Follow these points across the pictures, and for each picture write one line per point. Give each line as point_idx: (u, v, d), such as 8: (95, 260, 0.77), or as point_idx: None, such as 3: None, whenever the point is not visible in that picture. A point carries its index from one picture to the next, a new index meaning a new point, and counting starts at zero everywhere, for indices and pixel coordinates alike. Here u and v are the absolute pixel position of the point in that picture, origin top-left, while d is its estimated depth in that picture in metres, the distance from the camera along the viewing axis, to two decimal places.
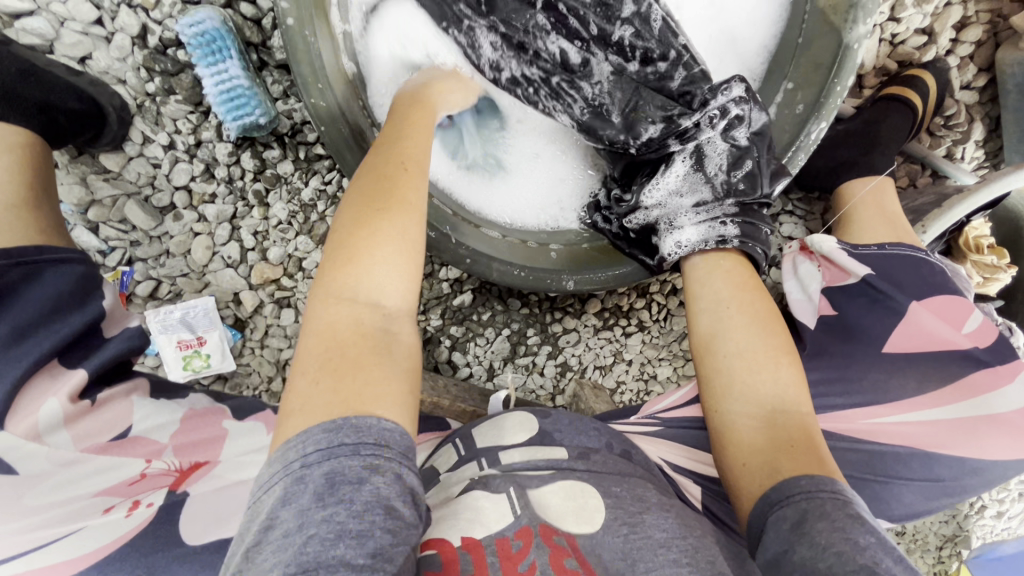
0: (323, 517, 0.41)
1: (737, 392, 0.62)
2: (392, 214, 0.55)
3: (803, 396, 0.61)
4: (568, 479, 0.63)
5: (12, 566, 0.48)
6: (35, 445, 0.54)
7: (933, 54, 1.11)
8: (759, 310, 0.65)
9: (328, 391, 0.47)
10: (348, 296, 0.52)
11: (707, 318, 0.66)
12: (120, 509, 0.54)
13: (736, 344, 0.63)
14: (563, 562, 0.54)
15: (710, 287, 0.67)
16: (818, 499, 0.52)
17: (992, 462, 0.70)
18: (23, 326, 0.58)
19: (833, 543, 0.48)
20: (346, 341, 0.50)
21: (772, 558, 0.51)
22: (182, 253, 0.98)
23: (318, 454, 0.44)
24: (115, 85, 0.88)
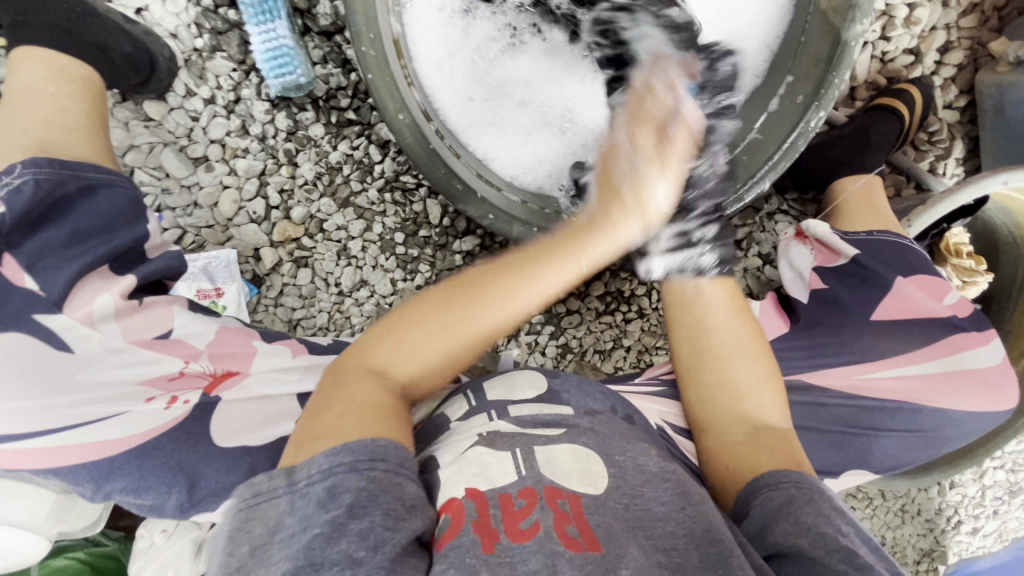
0: (327, 519, 0.47)
1: (721, 417, 0.71)
2: (471, 315, 0.63)
3: (782, 417, 0.70)
4: (576, 443, 0.62)
5: (67, 437, 0.55)
6: (89, 330, 0.58)
7: (919, 72, 1.21)
8: (740, 336, 0.73)
9: (342, 424, 0.55)
10: (382, 365, 0.63)
11: (684, 345, 0.74)
12: (160, 401, 0.60)
13: (720, 374, 0.72)
14: (564, 528, 0.53)
15: (704, 311, 0.73)
16: (803, 487, 0.59)
17: (966, 412, 0.79)
18: (80, 233, 0.61)
19: (817, 524, 0.54)
20: (369, 398, 0.59)
21: (754, 531, 0.58)
22: (210, 205, 1.02)
23: (317, 475, 0.51)
24: (166, 37, 0.94)
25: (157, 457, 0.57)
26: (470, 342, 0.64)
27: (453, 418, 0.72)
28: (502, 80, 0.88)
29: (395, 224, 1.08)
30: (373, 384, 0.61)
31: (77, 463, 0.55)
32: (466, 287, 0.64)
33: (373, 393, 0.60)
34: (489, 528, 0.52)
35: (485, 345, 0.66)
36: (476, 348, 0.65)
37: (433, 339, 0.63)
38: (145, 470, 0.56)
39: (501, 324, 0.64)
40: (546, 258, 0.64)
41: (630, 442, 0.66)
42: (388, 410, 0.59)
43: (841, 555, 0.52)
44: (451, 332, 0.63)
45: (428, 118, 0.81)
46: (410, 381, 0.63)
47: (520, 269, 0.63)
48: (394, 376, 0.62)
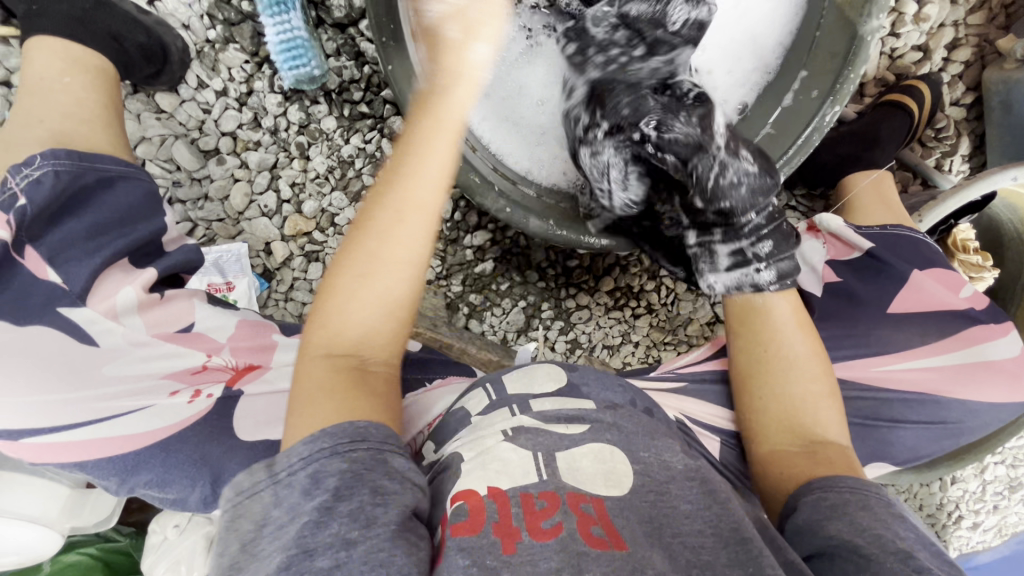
0: (314, 506, 0.48)
1: (778, 427, 0.72)
2: (377, 252, 0.62)
3: (838, 432, 0.72)
4: (598, 441, 0.63)
5: (93, 431, 0.54)
6: (113, 323, 0.57)
7: (927, 69, 1.21)
8: (801, 350, 0.75)
9: (314, 413, 0.54)
10: (327, 342, 0.60)
11: (746, 355, 0.77)
12: (184, 394, 0.59)
13: (783, 385, 0.73)
14: (588, 528, 0.54)
15: (766, 325, 0.76)
16: (861, 494, 0.61)
17: (983, 404, 0.79)
18: (101, 225, 0.60)
19: (872, 526, 0.56)
20: (324, 379, 0.58)
21: (802, 525, 0.60)
22: (221, 198, 1.01)
23: (297, 463, 0.51)
24: (179, 28, 0.93)
25: (183, 449, 0.56)
26: (398, 272, 0.62)
27: (473, 412, 0.71)
28: (516, 76, 0.89)
29: None
30: (332, 360, 0.60)
31: (101, 456, 0.54)
32: (358, 232, 0.63)
33: (333, 369, 0.59)
34: (510, 528, 0.53)
35: (416, 269, 0.64)
36: (408, 273, 0.63)
37: (363, 290, 0.62)
38: (170, 462, 0.56)
39: (410, 233, 0.63)
40: (414, 140, 0.63)
41: (649, 434, 0.66)
42: (350, 380, 0.59)
43: (897, 556, 0.53)
44: (366, 279, 0.61)
45: None
46: (368, 348, 0.62)
47: (394, 183, 0.63)
48: (348, 340, 0.61)
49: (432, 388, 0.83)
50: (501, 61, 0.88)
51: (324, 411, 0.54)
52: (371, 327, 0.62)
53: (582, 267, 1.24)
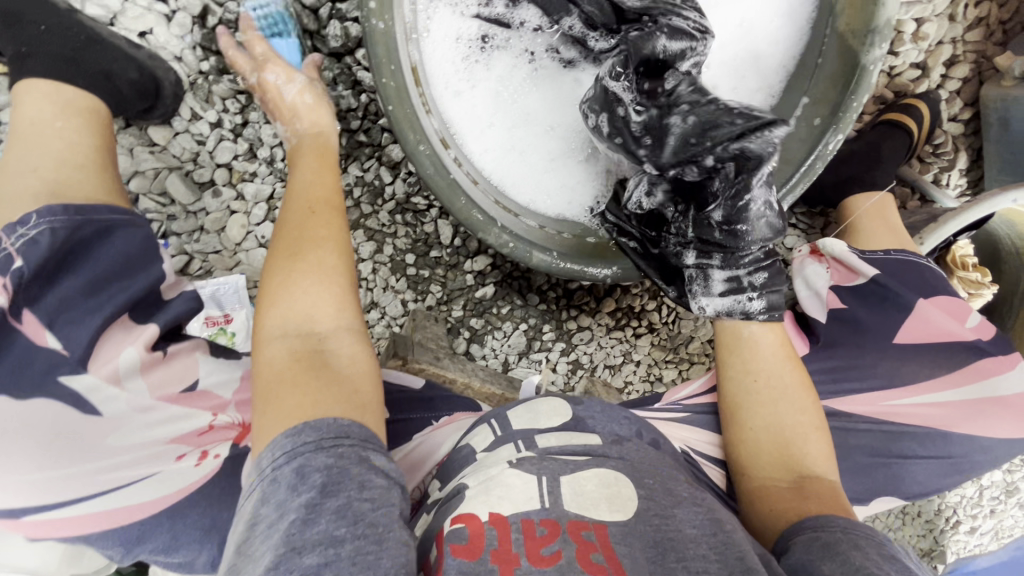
0: (301, 503, 0.46)
1: (765, 461, 0.72)
2: (300, 242, 0.65)
3: (830, 467, 0.71)
4: (603, 468, 0.62)
5: (96, 503, 0.52)
6: (115, 389, 0.55)
7: (925, 86, 1.21)
8: (788, 381, 0.74)
9: (281, 401, 0.53)
10: (274, 326, 0.59)
11: (733, 383, 0.76)
12: (191, 457, 0.58)
13: (768, 416, 0.73)
14: (588, 556, 0.53)
15: (754, 354, 0.76)
16: (854, 535, 0.59)
17: (992, 439, 0.80)
18: (98, 280, 0.59)
19: (865, 564, 0.54)
20: (284, 362, 0.56)
21: (796, 565, 0.57)
22: (217, 230, 1.00)
23: (280, 457, 0.49)
24: (170, 61, 0.91)
25: (191, 514, 0.55)
26: (324, 247, 0.65)
27: (479, 449, 0.68)
28: (519, 101, 0.84)
29: (406, 245, 1.10)
30: (287, 348, 0.58)
31: (104, 528, 0.52)
32: (281, 231, 0.67)
33: (291, 357, 0.57)
34: (509, 555, 0.53)
35: (340, 243, 0.67)
36: (331, 246, 0.65)
37: (298, 275, 0.62)
38: (177, 528, 0.55)
39: (327, 218, 0.68)
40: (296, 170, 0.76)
41: (658, 469, 0.65)
42: (306, 365, 0.56)
43: None
44: (295, 262, 0.63)
45: (445, 145, 0.80)
46: (317, 320, 0.60)
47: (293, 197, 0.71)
48: (296, 326, 0.59)
49: (439, 426, 0.79)
50: (503, 88, 0.84)
51: (286, 403, 0.53)
52: (315, 308, 0.60)
53: (582, 290, 1.23)
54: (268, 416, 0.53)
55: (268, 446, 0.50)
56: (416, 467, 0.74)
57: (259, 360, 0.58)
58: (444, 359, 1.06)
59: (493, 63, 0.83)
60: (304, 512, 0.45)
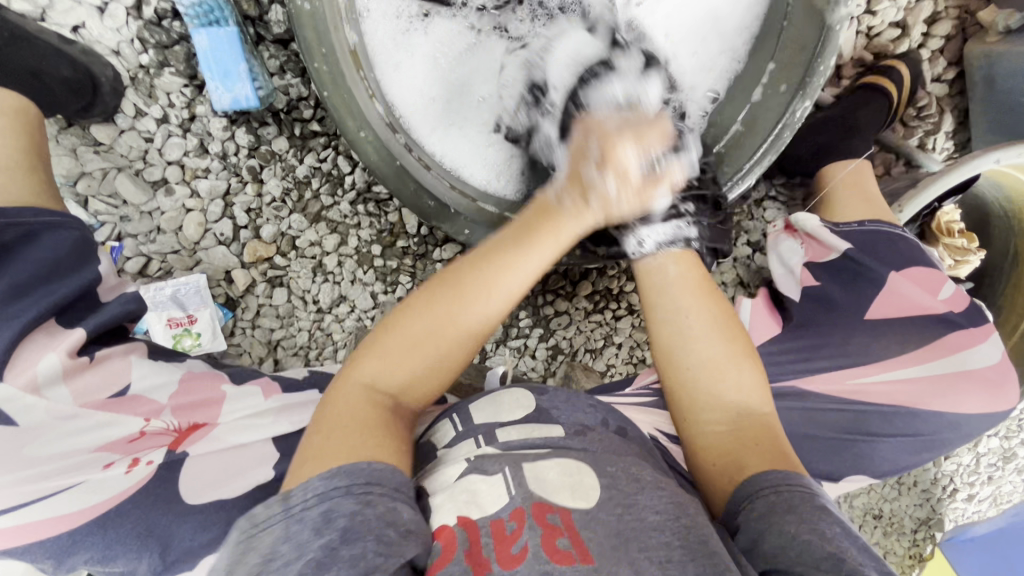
0: (321, 544, 0.44)
1: (705, 408, 0.65)
2: (450, 317, 0.59)
3: (761, 394, 0.66)
4: (565, 458, 0.57)
5: (19, 516, 0.52)
6: (35, 398, 0.55)
7: (906, 46, 1.14)
8: (706, 318, 0.67)
9: (343, 441, 0.52)
10: (370, 376, 0.58)
11: (663, 327, 0.68)
12: (120, 465, 0.57)
13: (699, 356, 0.66)
14: (553, 542, 0.48)
15: (665, 292, 0.68)
16: (786, 493, 0.56)
17: (966, 415, 0.77)
18: (21, 285, 0.57)
19: (802, 533, 0.52)
20: (362, 414, 0.55)
21: (745, 542, 0.55)
22: (173, 229, 0.97)
23: (312, 499, 0.47)
24: (108, 55, 0.89)
25: (124, 525, 0.54)
26: (467, 339, 0.60)
27: (440, 446, 0.65)
28: (458, 74, 0.83)
29: (371, 236, 1.01)
30: (363, 396, 0.57)
31: (32, 540, 0.52)
32: (445, 286, 0.60)
33: (364, 404, 0.56)
34: (480, 557, 0.48)
35: (480, 340, 0.62)
36: (473, 337, 0.61)
37: (428, 345, 0.59)
38: (110, 538, 0.53)
39: (495, 310, 0.61)
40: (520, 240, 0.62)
41: (614, 451, 0.60)
42: (378, 419, 0.56)
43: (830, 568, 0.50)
44: (433, 334, 0.59)
45: (394, 130, 0.75)
46: (404, 391, 0.59)
47: (493, 258, 0.61)
48: (387, 383, 0.58)
49: None
50: (442, 59, 0.82)
51: (338, 446, 0.51)
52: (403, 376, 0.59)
53: (558, 274, 1.19)
54: (318, 453, 0.51)
55: (302, 484, 0.48)
56: None
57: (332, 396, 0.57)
58: None
59: (432, 34, 0.82)
60: (319, 556, 0.44)
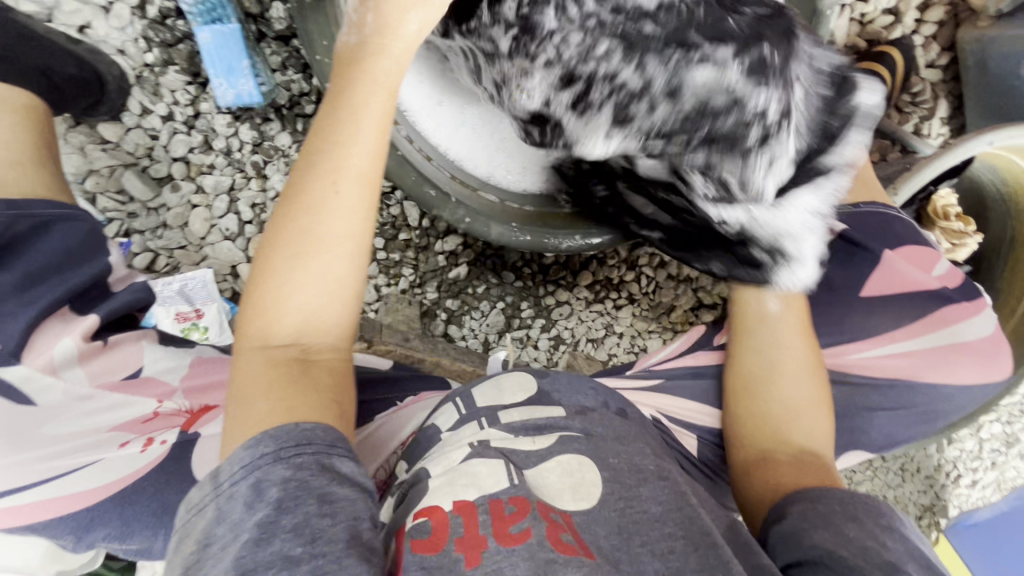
0: (255, 523, 0.43)
1: (768, 433, 0.69)
2: (313, 231, 0.54)
3: (827, 444, 0.68)
4: (567, 454, 0.57)
5: (40, 493, 0.53)
6: (52, 379, 0.57)
7: (899, 33, 1.16)
8: (802, 360, 0.72)
9: (250, 410, 0.50)
10: (259, 334, 0.54)
11: (754, 360, 0.73)
12: (135, 444, 0.59)
13: (787, 394, 0.70)
14: (558, 535, 0.49)
15: (770, 331, 0.74)
16: (851, 505, 0.57)
17: (960, 387, 0.79)
18: (35, 273, 0.59)
19: (860, 537, 0.53)
20: (263, 374, 0.52)
21: (787, 534, 0.56)
22: (179, 225, 0.99)
23: (239, 472, 0.46)
24: (114, 54, 0.90)
25: (140, 501, 0.56)
26: (343, 251, 0.55)
27: (444, 429, 0.65)
28: None
29: None
30: (264, 354, 0.54)
31: (54, 517, 0.54)
32: (290, 207, 0.55)
33: (267, 362, 0.53)
34: (476, 538, 0.48)
35: (360, 247, 0.56)
36: (351, 247, 0.55)
37: (305, 275, 0.54)
38: (128, 515, 0.56)
39: (352, 204, 0.55)
40: (341, 123, 0.55)
41: (621, 438, 0.61)
42: (288, 370, 0.53)
43: (880, 564, 0.50)
44: (300, 259, 0.54)
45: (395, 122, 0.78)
46: (309, 332, 0.56)
47: (324, 150, 0.55)
48: (286, 330, 0.55)
49: (404, 407, 0.78)
50: None
51: (259, 413, 0.50)
52: (310, 321, 0.55)
53: (558, 264, 1.20)
54: (233, 425, 0.50)
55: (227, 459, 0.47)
56: (381, 447, 0.72)
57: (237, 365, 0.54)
58: (414, 340, 1.07)
59: None
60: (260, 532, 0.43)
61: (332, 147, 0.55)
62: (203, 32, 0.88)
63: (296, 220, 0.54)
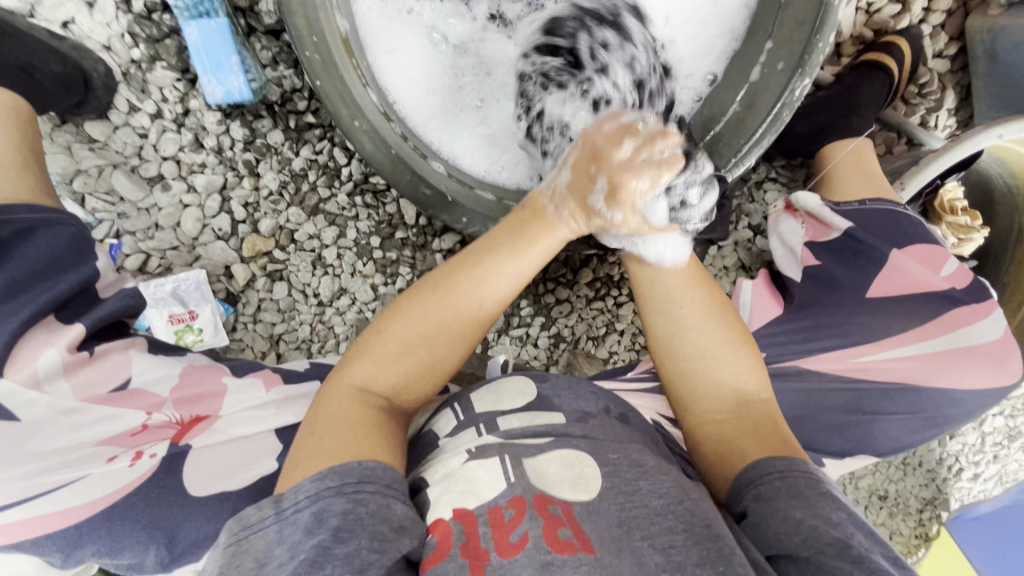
0: (313, 544, 0.44)
1: (701, 393, 0.66)
2: (450, 321, 0.60)
3: (760, 381, 0.66)
4: (564, 449, 0.56)
5: (25, 511, 0.52)
6: (35, 393, 0.55)
7: (907, 22, 1.12)
8: (705, 306, 0.68)
9: (329, 442, 0.51)
10: (362, 377, 0.58)
11: (661, 323, 0.68)
12: (124, 458, 0.58)
13: (692, 345, 0.67)
14: (556, 532, 0.48)
15: (666, 292, 0.68)
16: (792, 477, 0.56)
17: (969, 391, 0.77)
18: (18, 282, 0.58)
19: (806, 518, 0.52)
20: (354, 414, 0.54)
21: (757, 521, 0.54)
22: (171, 225, 0.97)
23: (303, 501, 0.47)
24: (99, 51, 0.88)
25: (130, 518, 0.55)
26: (462, 339, 0.61)
27: (443, 435, 0.64)
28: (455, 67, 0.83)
29: (370, 228, 1.00)
30: (357, 396, 0.56)
31: (39, 534, 0.53)
32: (437, 288, 0.61)
33: (357, 403, 0.56)
34: (478, 549, 0.48)
35: (471, 340, 0.62)
36: (463, 341, 0.61)
37: (420, 349, 0.59)
38: (117, 531, 0.54)
39: (488, 310, 0.62)
40: (509, 237, 0.62)
41: (623, 442, 0.59)
42: (372, 419, 0.55)
43: (838, 551, 0.50)
44: (424, 340, 0.59)
45: (389, 120, 0.74)
46: (395, 393, 0.59)
47: (486, 257, 0.61)
48: (382, 383, 0.58)
49: None
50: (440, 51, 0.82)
51: (334, 447, 0.51)
52: (399, 383, 0.59)
53: (557, 261, 1.18)
54: (309, 452, 0.51)
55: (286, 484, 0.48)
56: None
57: (324, 397, 0.57)
58: None
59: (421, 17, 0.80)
60: (314, 554, 0.44)
61: (490, 256, 0.61)
62: (191, 28, 0.85)
63: (431, 305, 0.60)
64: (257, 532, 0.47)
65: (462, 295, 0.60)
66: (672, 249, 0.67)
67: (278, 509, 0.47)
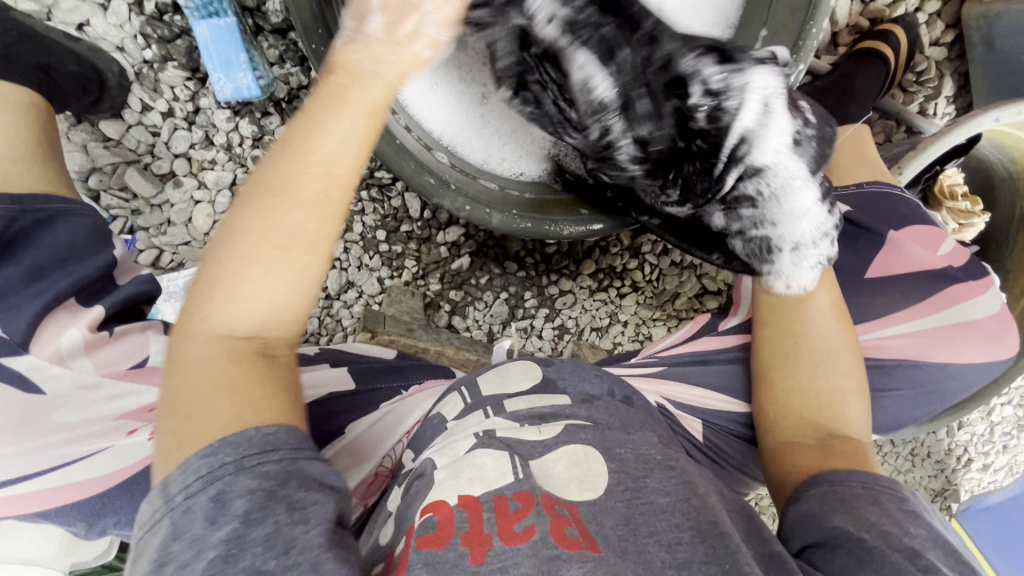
0: (221, 538, 0.40)
1: (796, 415, 0.69)
2: (279, 224, 0.48)
3: (864, 429, 0.68)
4: (574, 445, 0.57)
5: (50, 480, 0.55)
6: (59, 367, 0.57)
7: (902, 10, 1.13)
8: (833, 343, 0.70)
9: (201, 416, 0.44)
10: (221, 322, 0.48)
11: (769, 349, 0.72)
12: (143, 432, 0.60)
13: (814, 382, 0.69)
14: (563, 530, 0.49)
15: (800, 317, 0.71)
16: (876, 490, 0.58)
17: (966, 367, 0.79)
18: (38, 268, 0.60)
19: (881, 522, 0.53)
20: (216, 369, 0.47)
21: (806, 513, 0.57)
22: (183, 221, 1.00)
23: (194, 484, 0.42)
24: (113, 52, 0.91)
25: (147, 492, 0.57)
26: (314, 246, 0.50)
27: (449, 418, 0.64)
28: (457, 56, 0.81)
29: (375, 222, 1.10)
30: (222, 351, 0.48)
31: (62, 503, 0.55)
32: (264, 190, 0.48)
33: (225, 360, 0.48)
34: (481, 536, 0.48)
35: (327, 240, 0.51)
36: (307, 250, 0.49)
37: (263, 279, 0.48)
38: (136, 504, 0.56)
39: (309, 201, 0.49)
40: (333, 115, 0.50)
41: (625, 425, 0.61)
42: (247, 371, 0.48)
43: (903, 552, 0.50)
44: (271, 249, 0.48)
45: (394, 112, 0.77)
46: (268, 327, 0.50)
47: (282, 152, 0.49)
48: (246, 325, 0.49)
49: (411, 394, 0.78)
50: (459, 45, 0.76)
51: (199, 425, 0.44)
52: (268, 317, 0.50)
53: (560, 253, 1.18)
54: (173, 441, 0.44)
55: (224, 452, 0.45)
56: (382, 438, 0.73)
57: (180, 358, 0.48)
58: (417, 330, 1.07)
59: None
60: (225, 548, 0.39)
61: (329, 146, 0.49)
62: (200, 28, 0.88)
63: (259, 217, 0.48)
64: (148, 528, 0.42)
65: (299, 201, 0.49)
66: (805, 271, 0.71)
67: (166, 497, 0.42)
